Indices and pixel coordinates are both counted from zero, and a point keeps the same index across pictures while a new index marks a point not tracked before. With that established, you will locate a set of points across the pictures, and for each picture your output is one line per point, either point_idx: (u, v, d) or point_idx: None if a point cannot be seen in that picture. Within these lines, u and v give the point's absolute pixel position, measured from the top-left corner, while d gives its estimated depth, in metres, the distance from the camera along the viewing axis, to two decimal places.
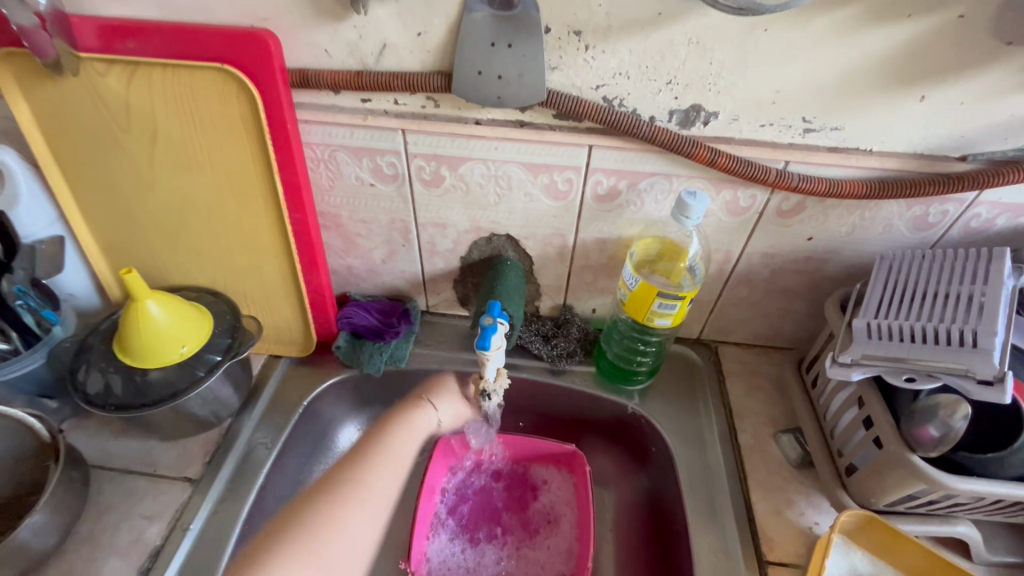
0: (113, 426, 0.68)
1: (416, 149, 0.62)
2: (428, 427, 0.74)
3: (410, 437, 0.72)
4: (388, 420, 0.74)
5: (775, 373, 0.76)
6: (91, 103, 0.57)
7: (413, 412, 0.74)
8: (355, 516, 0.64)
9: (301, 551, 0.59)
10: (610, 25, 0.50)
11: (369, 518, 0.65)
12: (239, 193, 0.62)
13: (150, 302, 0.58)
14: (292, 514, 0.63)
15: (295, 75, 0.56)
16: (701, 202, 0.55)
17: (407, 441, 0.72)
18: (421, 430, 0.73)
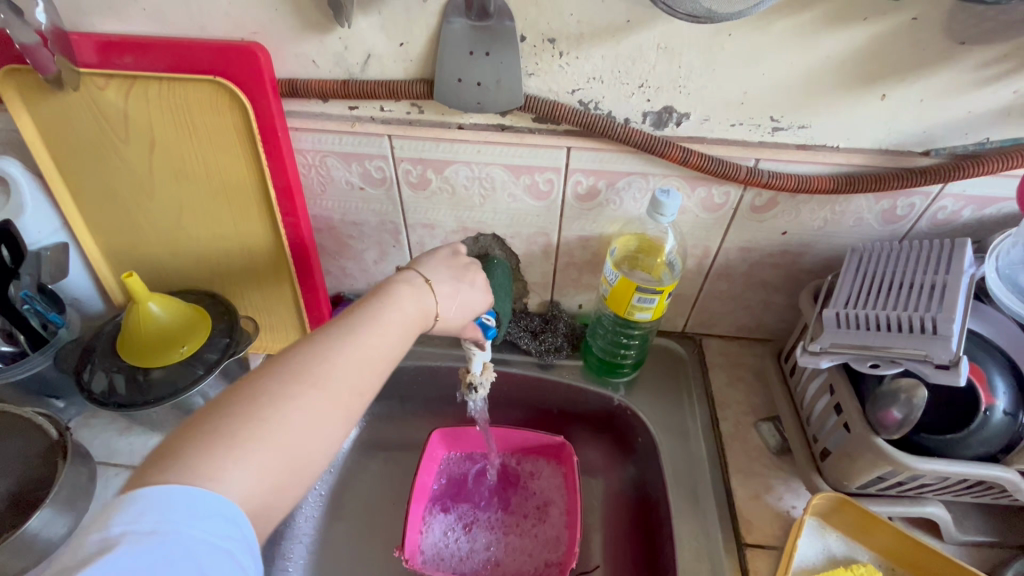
0: (118, 424, 0.71)
1: (402, 153, 0.64)
2: (427, 307, 0.51)
3: (404, 314, 0.49)
4: (375, 295, 0.49)
5: (756, 364, 0.78)
6: (91, 114, 0.60)
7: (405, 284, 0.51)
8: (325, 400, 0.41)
9: (243, 442, 0.37)
10: (582, 33, 0.53)
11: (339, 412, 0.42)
12: (234, 198, 0.65)
13: (152, 304, 0.62)
14: (232, 400, 0.39)
15: (284, 85, 0.59)
16: (674, 200, 0.57)
17: (399, 319, 0.48)
18: (416, 310, 0.50)
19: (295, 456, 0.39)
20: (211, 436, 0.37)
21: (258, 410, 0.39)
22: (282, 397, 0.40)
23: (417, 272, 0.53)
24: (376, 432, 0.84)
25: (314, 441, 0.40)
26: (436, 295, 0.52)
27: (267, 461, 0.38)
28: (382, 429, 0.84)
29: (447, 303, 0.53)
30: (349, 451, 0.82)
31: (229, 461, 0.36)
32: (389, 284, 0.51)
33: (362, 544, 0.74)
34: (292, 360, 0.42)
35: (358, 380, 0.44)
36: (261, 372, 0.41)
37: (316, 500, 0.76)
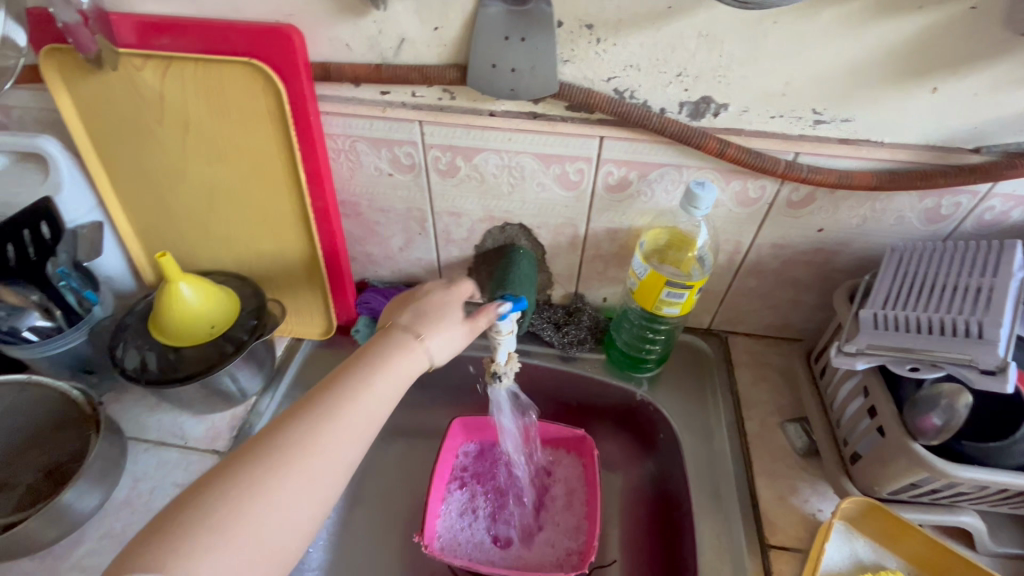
0: (147, 401, 0.72)
1: (432, 140, 0.64)
2: (416, 364, 0.51)
3: (390, 376, 0.49)
4: (355, 360, 0.49)
5: (783, 363, 0.77)
6: (128, 95, 0.61)
7: (389, 344, 0.51)
8: (302, 483, 0.42)
9: (216, 536, 0.38)
10: (621, 19, 0.52)
11: (316, 493, 0.42)
12: (264, 183, 0.66)
13: (182, 283, 0.62)
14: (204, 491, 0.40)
15: (317, 69, 0.59)
16: (709, 192, 0.56)
17: (382, 384, 0.48)
18: (406, 369, 0.50)
19: (269, 546, 0.40)
20: (180, 530, 0.38)
21: (227, 502, 0.39)
22: (257, 485, 0.40)
23: (400, 327, 0.53)
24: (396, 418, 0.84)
25: (287, 528, 0.41)
26: (422, 342, 0.52)
27: (240, 554, 0.38)
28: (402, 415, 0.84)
29: (436, 347, 0.53)
30: None
31: (196, 559, 0.37)
32: (377, 344, 0.51)
33: (380, 529, 0.75)
34: (269, 442, 0.43)
35: (337, 458, 0.44)
36: (236, 458, 0.42)
37: None
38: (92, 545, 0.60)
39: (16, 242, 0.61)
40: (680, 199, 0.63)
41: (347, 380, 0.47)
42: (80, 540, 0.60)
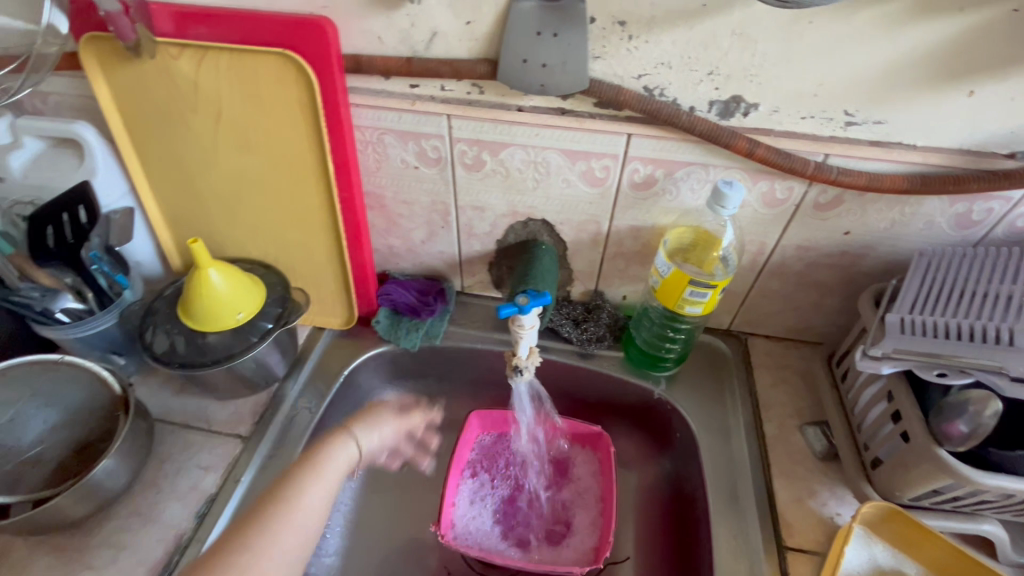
0: (173, 384, 0.74)
1: (459, 134, 0.64)
2: (348, 458, 0.65)
3: (329, 472, 0.62)
4: (300, 460, 0.62)
5: (803, 366, 0.76)
6: (163, 83, 0.62)
7: (327, 447, 0.64)
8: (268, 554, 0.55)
9: None
10: (654, 17, 0.52)
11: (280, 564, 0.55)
12: (293, 173, 0.66)
13: (212, 270, 0.62)
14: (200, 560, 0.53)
15: (349, 61, 0.60)
16: (738, 192, 0.56)
17: (322, 477, 0.61)
18: (337, 465, 0.63)
19: None
20: None
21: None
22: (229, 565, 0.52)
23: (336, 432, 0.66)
24: None
25: None
26: (358, 443, 0.66)
27: None
28: None
29: (366, 444, 0.67)
30: None
31: None
32: (314, 451, 0.63)
33: (396, 518, 0.76)
34: (241, 527, 0.56)
35: (302, 531, 0.58)
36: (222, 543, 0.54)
37: None
38: (120, 522, 0.61)
39: (54, 225, 0.63)
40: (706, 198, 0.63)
41: (298, 474, 0.60)
42: (109, 517, 0.62)
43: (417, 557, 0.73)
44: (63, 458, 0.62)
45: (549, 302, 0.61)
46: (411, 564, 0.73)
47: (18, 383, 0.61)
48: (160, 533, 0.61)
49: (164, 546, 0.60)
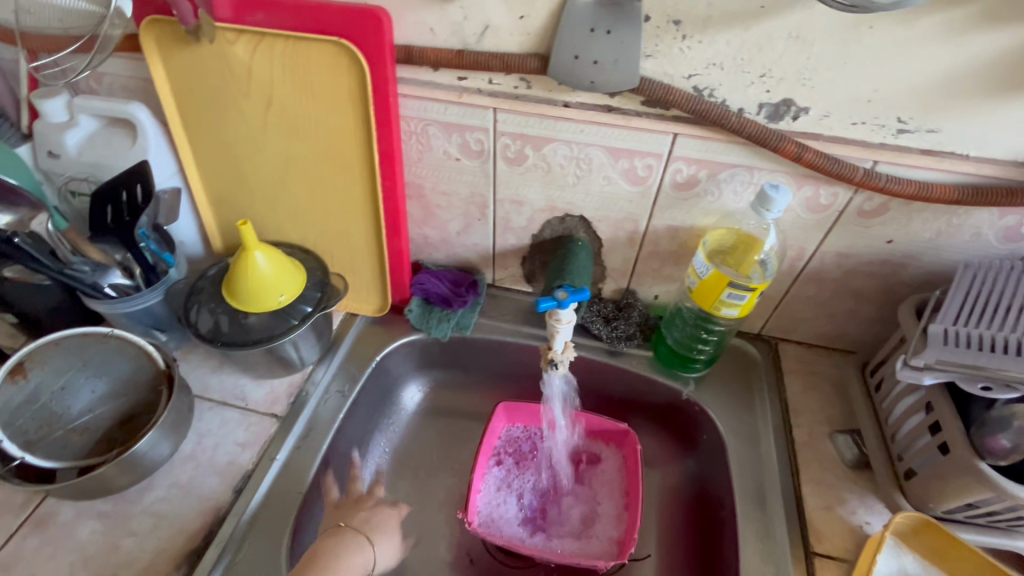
0: (210, 363, 0.76)
1: (504, 127, 0.65)
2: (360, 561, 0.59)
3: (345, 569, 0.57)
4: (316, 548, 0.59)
5: (835, 374, 0.76)
6: (218, 67, 0.63)
7: (344, 539, 0.60)
8: None
9: None
10: (710, 16, 0.52)
11: None
12: (337, 161, 0.68)
13: (258, 253, 0.64)
14: None
15: (400, 51, 0.60)
16: (784, 196, 0.56)
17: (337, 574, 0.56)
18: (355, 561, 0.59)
19: None
20: None
21: None
22: None
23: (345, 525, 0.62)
24: (439, 399, 0.86)
25: None
26: (373, 546, 0.61)
27: None
28: (445, 396, 0.86)
29: (380, 552, 0.62)
30: (413, 414, 0.85)
31: None
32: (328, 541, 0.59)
33: (421, 504, 0.77)
34: None
35: None
36: None
37: (380, 457, 0.80)
38: (160, 493, 0.63)
39: (115, 203, 0.66)
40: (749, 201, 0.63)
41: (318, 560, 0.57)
42: (149, 487, 0.64)
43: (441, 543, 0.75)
44: (109, 427, 0.65)
45: (587, 298, 0.61)
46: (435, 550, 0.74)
47: (69, 352, 0.62)
48: (199, 505, 0.62)
49: (203, 518, 0.62)
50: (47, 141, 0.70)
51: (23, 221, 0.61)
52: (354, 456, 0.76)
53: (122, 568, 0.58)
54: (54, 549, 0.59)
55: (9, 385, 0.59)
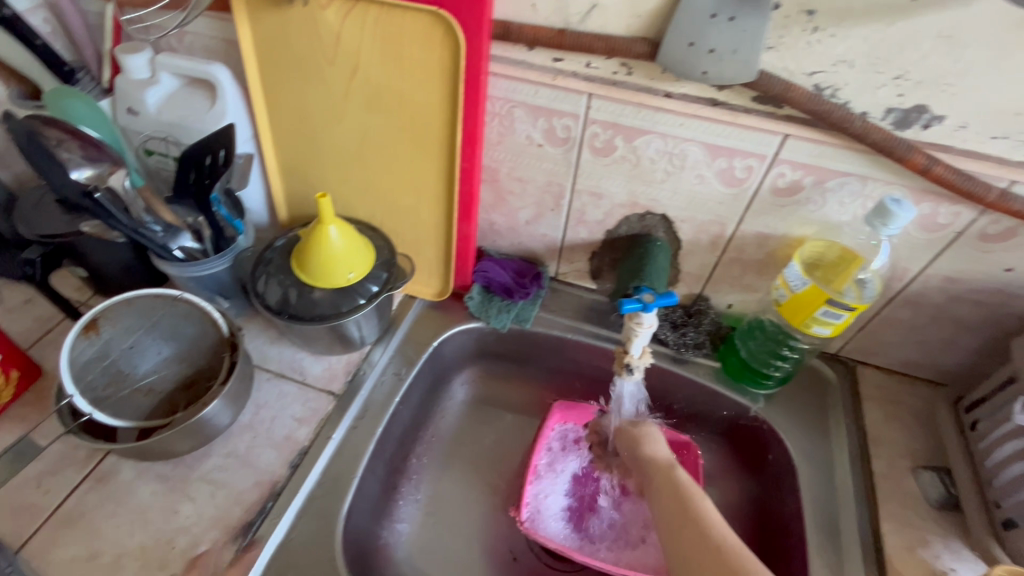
0: (269, 333, 0.75)
1: (596, 115, 0.61)
2: None
3: None
4: None
5: (918, 406, 0.71)
6: (307, 33, 0.61)
7: None
8: None
9: None
10: (850, 7, 0.47)
11: None
12: (417, 138, 0.65)
13: (332, 227, 0.62)
14: None
15: (498, 27, 0.57)
16: (907, 212, 0.52)
17: None
18: None
19: None
20: None
21: None
22: None
23: None
24: (489, 390, 0.84)
25: None
26: None
27: None
28: (495, 388, 0.84)
29: None
30: (463, 402, 0.83)
31: None
32: None
33: (468, 497, 0.75)
34: None
35: None
36: None
37: (428, 443, 0.78)
38: (218, 461, 0.63)
39: (197, 166, 0.62)
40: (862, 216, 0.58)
41: None
42: (207, 454, 0.63)
43: (486, 536, 0.73)
44: (171, 390, 0.65)
45: (674, 304, 0.58)
46: (479, 542, 0.72)
47: (140, 313, 0.62)
48: (256, 477, 0.62)
49: (260, 490, 0.61)
50: (127, 97, 0.69)
51: (103, 175, 0.60)
52: (405, 442, 0.75)
53: (180, 533, 0.57)
54: (114, 507, 0.59)
55: (84, 341, 0.58)
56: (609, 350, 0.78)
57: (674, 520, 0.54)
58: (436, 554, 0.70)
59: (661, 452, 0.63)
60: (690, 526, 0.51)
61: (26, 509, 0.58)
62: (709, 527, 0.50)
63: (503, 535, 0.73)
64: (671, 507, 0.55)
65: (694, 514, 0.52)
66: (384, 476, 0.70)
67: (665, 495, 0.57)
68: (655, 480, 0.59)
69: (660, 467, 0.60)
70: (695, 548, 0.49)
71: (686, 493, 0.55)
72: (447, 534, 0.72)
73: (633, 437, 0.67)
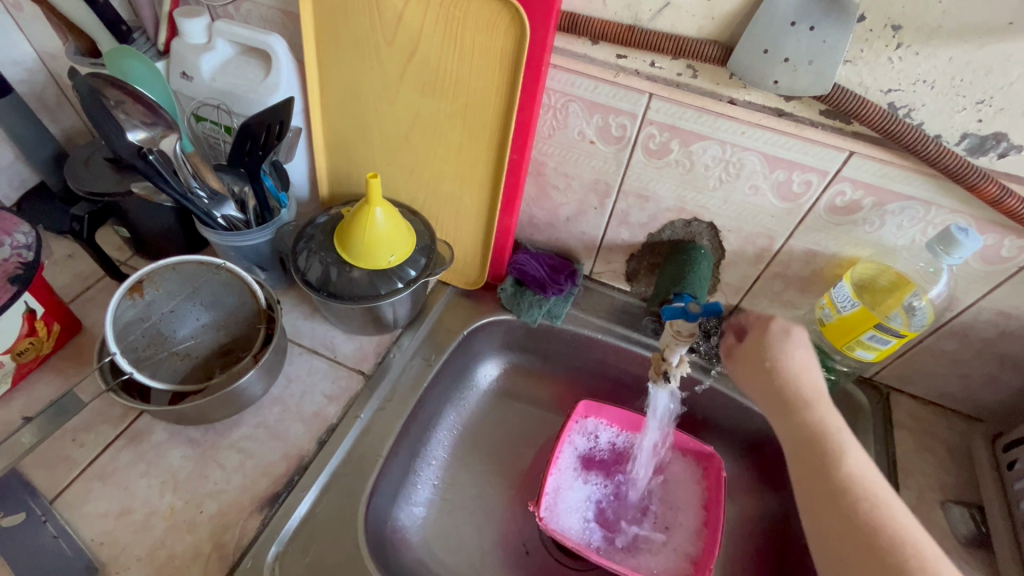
0: (304, 308, 0.76)
1: (655, 116, 0.60)
2: None
3: None
4: None
5: (950, 439, 0.70)
6: (369, 10, 0.61)
7: None
8: None
9: None
10: (940, 26, 0.45)
11: None
12: (469, 125, 0.64)
13: (378, 209, 0.61)
14: None
15: (565, 18, 0.56)
16: (973, 241, 0.51)
17: None
18: None
19: None
20: None
21: None
22: None
23: None
24: (513, 383, 0.84)
25: None
26: None
27: None
28: (519, 381, 0.84)
29: None
30: (486, 393, 0.83)
31: None
32: None
33: (486, 488, 0.75)
34: None
35: None
36: None
37: (450, 431, 0.78)
38: (249, 430, 0.64)
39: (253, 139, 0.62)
40: (954, 227, 0.52)
41: None
42: (238, 423, 0.64)
43: (502, 528, 0.73)
44: (208, 356, 0.65)
45: (719, 312, 0.55)
46: (494, 535, 0.72)
47: (183, 278, 0.62)
48: (284, 450, 0.62)
49: (287, 463, 0.62)
50: (182, 61, 0.68)
51: (156, 138, 0.61)
52: (427, 427, 0.75)
53: (209, 498, 0.58)
54: (147, 467, 0.60)
55: (128, 301, 0.59)
56: (639, 353, 0.77)
57: (829, 494, 0.46)
58: (451, 541, 0.71)
59: (801, 371, 0.50)
60: (846, 506, 0.45)
61: (62, 461, 0.59)
62: (867, 511, 0.44)
63: (517, 527, 0.73)
64: (814, 474, 0.47)
65: (848, 494, 0.45)
66: (405, 459, 0.70)
67: (804, 455, 0.48)
68: (801, 433, 0.49)
69: (795, 410, 0.49)
70: (853, 540, 0.43)
71: (833, 457, 0.47)
72: (463, 522, 0.72)
73: (765, 342, 0.52)
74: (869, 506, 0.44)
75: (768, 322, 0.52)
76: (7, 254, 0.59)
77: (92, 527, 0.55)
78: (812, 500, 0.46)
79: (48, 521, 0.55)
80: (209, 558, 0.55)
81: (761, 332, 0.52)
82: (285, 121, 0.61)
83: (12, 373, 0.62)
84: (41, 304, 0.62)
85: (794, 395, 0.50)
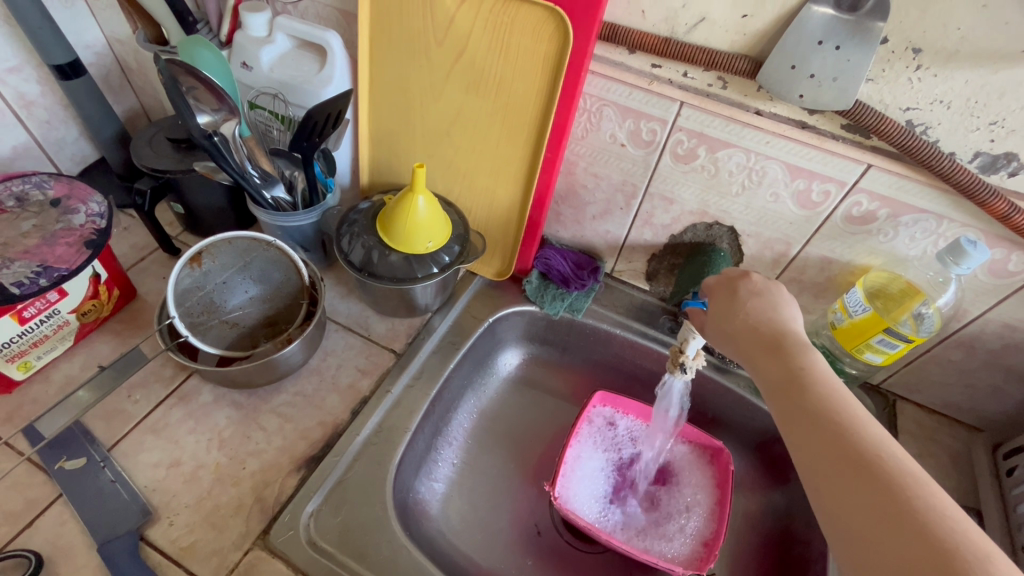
0: (340, 289, 0.81)
1: (684, 123, 0.64)
2: None
3: None
4: None
5: (953, 447, 0.73)
6: (423, 13, 0.65)
7: None
8: None
9: None
10: (957, 51, 0.49)
11: None
12: (508, 122, 0.69)
13: (419, 198, 0.66)
14: None
15: (606, 29, 0.60)
16: (981, 253, 0.55)
17: None
18: None
19: None
20: None
21: None
22: None
23: None
24: (531, 371, 0.88)
25: None
26: None
27: None
28: (538, 371, 0.88)
29: None
30: (506, 379, 0.87)
31: None
32: None
33: (503, 469, 0.79)
34: None
35: None
36: None
37: (470, 412, 0.82)
38: (288, 398, 0.68)
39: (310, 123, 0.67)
40: (965, 240, 0.56)
41: None
42: (278, 390, 0.69)
43: (516, 507, 0.76)
44: (254, 326, 0.70)
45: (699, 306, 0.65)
46: (509, 514, 0.75)
47: (237, 252, 0.67)
48: (320, 418, 0.67)
49: (323, 429, 0.66)
50: (243, 52, 0.74)
51: (218, 122, 0.66)
52: (450, 407, 0.79)
53: (251, 456, 0.63)
54: (195, 424, 0.65)
55: (187, 270, 0.64)
56: (655, 349, 0.80)
57: (808, 422, 0.45)
58: (467, 515, 0.74)
59: (763, 316, 0.54)
60: (824, 427, 0.44)
61: (118, 414, 0.64)
62: (841, 427, 0.44)
63: (531, 507, 0.76)
64: (792, 405, 0.47)
65: (821, 413, 0.45)
66: (429, 436, 0.74)
67: (778, 388, 0.49)
68: (777, 371, 0.50)
69: (764, 348, 0.51)
70: (832, 455, 0.43)
71: (805, 385, 0.47)
72: (480, 499, 0.76)
73: (725, 302, 0.56)
74: (851, 427, 0.44)
75: (721, 287, 0.58)
76: (81, 219, 0.63)
77: (145, 475, 0.60)
78: (795, 431, 0.46)
79: (105, 466, 0.60)
80: (250, 510, 0.59)
81: (719, 297, 0.57)
82: (341, 111, 0.66)
83: (75, 331, 0.67)
84: (105, 270, 0.67)
85: (761, 340, 0.52)
